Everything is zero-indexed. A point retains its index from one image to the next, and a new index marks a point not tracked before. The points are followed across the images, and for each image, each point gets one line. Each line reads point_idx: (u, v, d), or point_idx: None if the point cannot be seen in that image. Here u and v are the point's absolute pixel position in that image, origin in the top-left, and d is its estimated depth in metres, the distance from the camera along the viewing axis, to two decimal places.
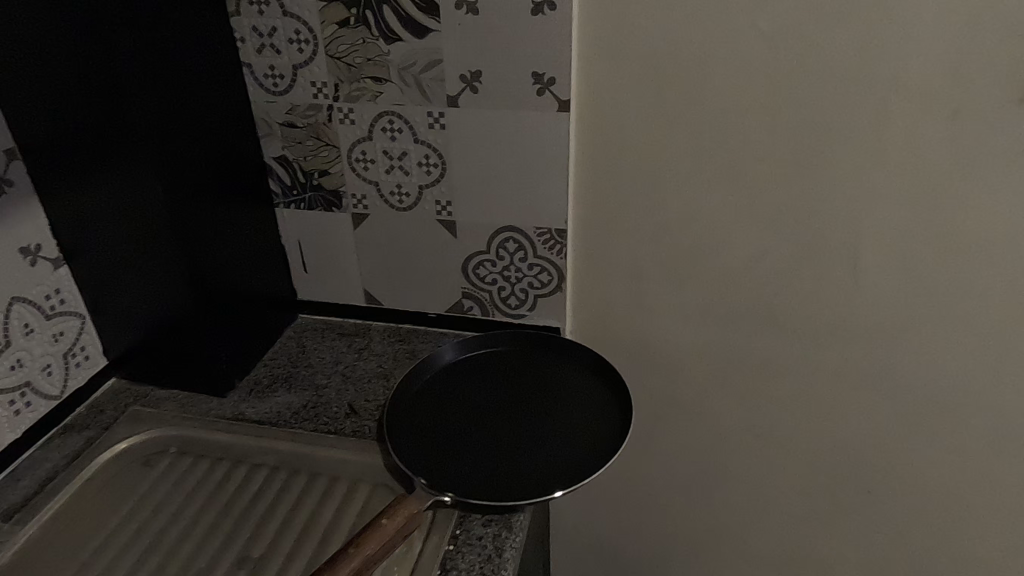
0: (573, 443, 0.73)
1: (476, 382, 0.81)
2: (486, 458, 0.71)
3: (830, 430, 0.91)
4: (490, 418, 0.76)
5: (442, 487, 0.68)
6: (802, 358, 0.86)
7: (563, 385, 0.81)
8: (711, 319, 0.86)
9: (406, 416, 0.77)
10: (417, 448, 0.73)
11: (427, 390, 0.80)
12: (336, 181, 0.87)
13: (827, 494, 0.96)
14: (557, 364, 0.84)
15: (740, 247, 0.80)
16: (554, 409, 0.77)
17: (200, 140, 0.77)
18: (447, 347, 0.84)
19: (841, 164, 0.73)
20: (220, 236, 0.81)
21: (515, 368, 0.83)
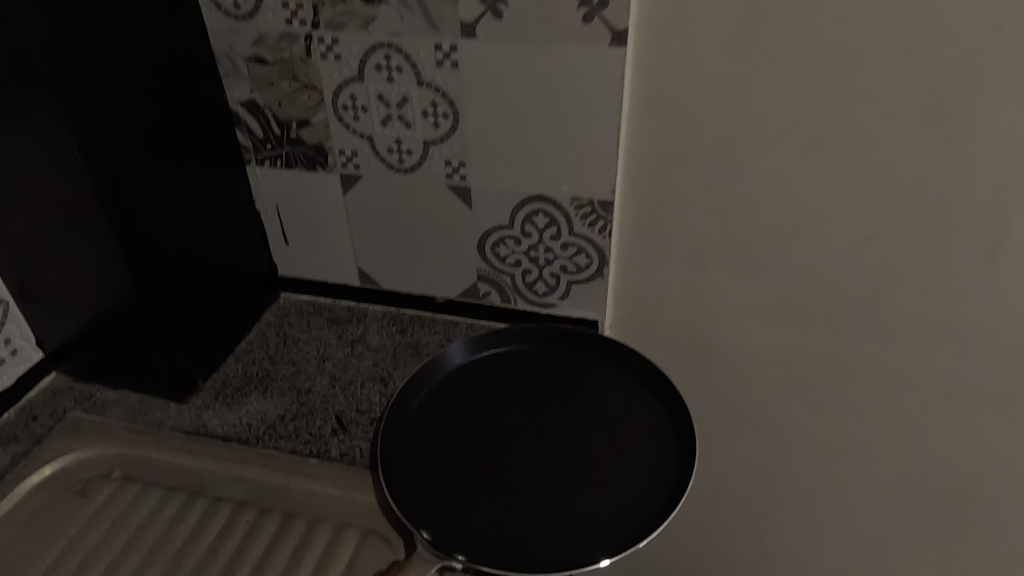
0: (619, 485, 0.57)
1: (494, 394, 0.65)
2: (508, 505, 0.56)
3: (924, 451, 0.74)
4: (512, 447, 0.61)
5: (451, 549, 0.53)
6: (905, 367, 0.69)
7: (604, 402, 0.64)
8: (791, 317, 0.69)
9: (406, 439, 0.61)
10: (421, 487, 0.57)
11: (433, 403, 0.64)
12: (319, 133, 0.68)
13: (908, 519, 0.80)
14: (597, 372, 0.67)
15: (836, 229, 0.62)
16: (593, 436, 0.61)
17: (133, 75, 0.58)
18: (459, 348, 0.68)
19: (994, 123, 0.54)
20: (169, 206, 0.64)
21: (543, 377, 0.67)
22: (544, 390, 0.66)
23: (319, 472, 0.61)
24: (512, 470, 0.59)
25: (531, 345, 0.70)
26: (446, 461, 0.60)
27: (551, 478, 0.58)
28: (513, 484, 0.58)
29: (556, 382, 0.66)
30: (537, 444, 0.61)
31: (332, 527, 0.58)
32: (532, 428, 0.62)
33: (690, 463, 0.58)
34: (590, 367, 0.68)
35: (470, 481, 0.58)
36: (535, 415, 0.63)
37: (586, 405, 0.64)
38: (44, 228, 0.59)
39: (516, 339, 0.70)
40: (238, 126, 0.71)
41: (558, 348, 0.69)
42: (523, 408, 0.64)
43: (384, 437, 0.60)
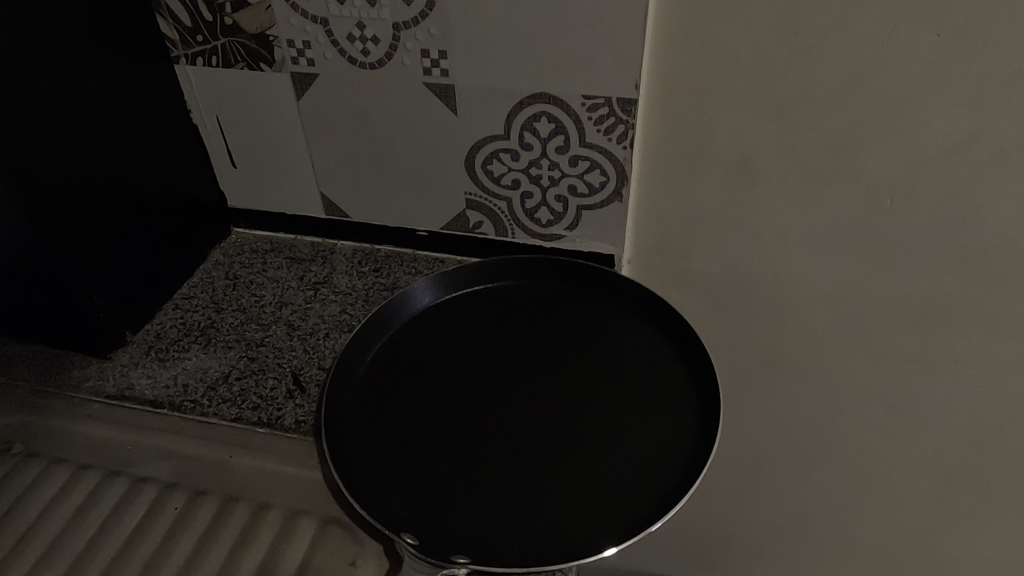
0: (631, 444, 0.46)
1: (469, 342, 0.53)
2: (498, 478, 0.45)
3: (1002, 407, 0.62)
4: (491, 406, 0.49)
5: (432, 541, 0.41)
6: (994, 307, 0.56)
7: (607, 345, 0.52)
8: (856, 246, 0.55)
9: (360, 400, 0.49)
10: (383, 458, 0.46)
11: (392, 357, 0.52)
12: (261, 17, 0.54)
13: (972, 485, 0.69)
14: (597, 311, 0.55)
15: (922, 130, 0.49)
16: (594, 385, 0.49)
17: None
18: (423, 287, 0.56)
19: None
20: (63, 93, 0.48)
21: (528, 319, 0.55)
22: (531, 334, 0.54)
23: (269, 445, 0.50)
24: (496, 434, 0.47)
25: (517, 283, 0.57)
26: (413, 426, 0.48)
27: (546, 441, 0.46)
28: (498, 449, 0.46)
29: (547, 325, 0.54)
30: (526, 401, 0.49)
31: (283, 514, 0.49)
32: (516, 381, 0.50)
33: (715, 406, 0.46)
34: (589, 305, 0.56)
35: (448, 451, 0.46)
36: (522, 364, 0.51)
37: (584, 350, 0.52)
38: None
39: (498, 274, 0.57)
40: (159, 10, 0.56)
41: (548, 286, 0.57)
42: (505, 358, 0.52)
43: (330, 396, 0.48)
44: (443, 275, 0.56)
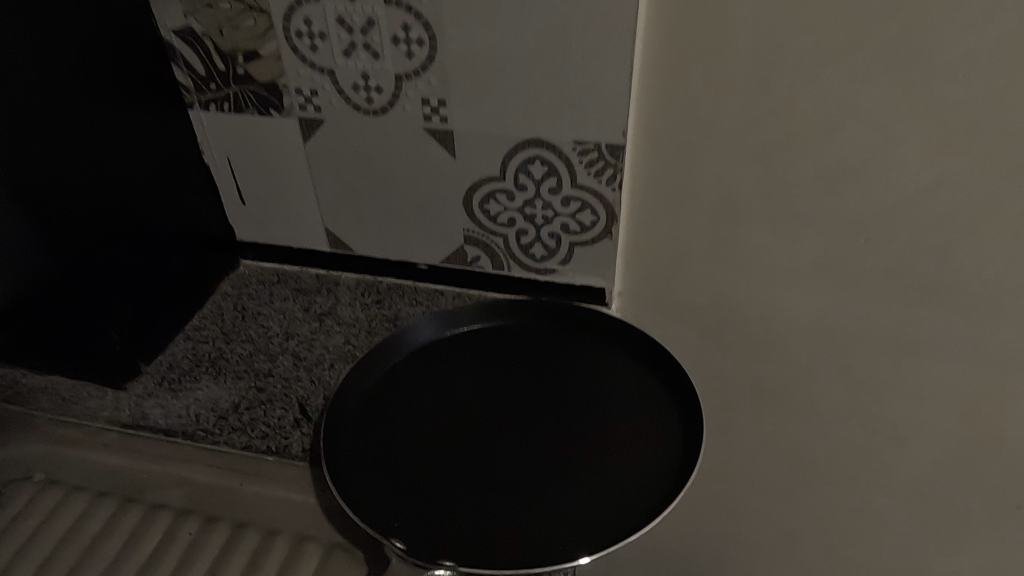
0: (618, 487, 0.47)
1: (464, 379, 0.55)
2: (494, 511, 0.47)
3: (980, 432, 0.65)
4: (487, 439, 0.51)
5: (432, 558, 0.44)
6: (965, 336, 0.59)
7: (594, 378, 0.55)
8: (834, 279, 0.58)
9: (358, 435, 0.51)
10: (380, 486, 0.48)
11: (389, 392, 0.54)
12: (271, 67, 0.57)
13: (955, 507, 0.71)
14: (586, 345, 0.57)
15: (893, 174, 0.52)
16: (584, 418, 0.52)
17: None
18: (421, 323, 0.58)
19: None
20: (82, 142, 0.53)
21: (523, 357, 0.57)
22: (525, 371, 0.56)
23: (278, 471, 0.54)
24: (490, 470, 0.49)
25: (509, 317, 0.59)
26: (409, 461, 0.50)
27: (537, 478, 0.48)
28: (491, 483, 0.48)
29: (543, 360, 0.56)
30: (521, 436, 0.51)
31: (289, 540, 0.53)
32: (512, 415, 0.52)
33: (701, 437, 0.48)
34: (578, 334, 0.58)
35: (446, 485, 0.48)
36: (515, 399, 0.54)
37: (575, 386, 0.54)
38: None
39: (493, 312, 0.59)
40: (175, 61, 0.59)
41: (538, 320, 0.59)
42: (498, 394, 0.54)
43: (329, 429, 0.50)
44: (439, 313, 0.58)
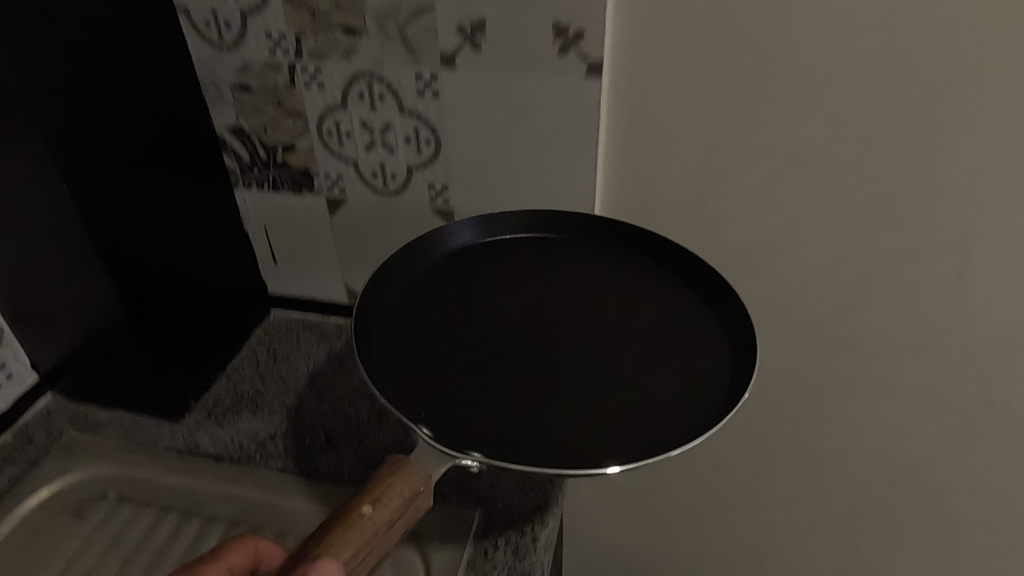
0: (610, 398, 0.57)
1: (508, 299, 0.64)
2: (524, 412, 0.56)
3: (901, 457, 0.76)
4: (508, 349, 0.61)
5: (458, 449, 0.52)
6: (882, 377, 0.71)
7: (638, 311, 0.63)
8: (771, 330, 0.70)
9: (410, 331, 0.62)
10: (410, 367, 0.59)
11: (435, 286, 0.65)
12: (305, 158, 0.70)
13: (886, 520, 0.82)
14: (625, 274, 0.66)
15: (810, 249, 0.64)
16: (625, 365, 0.59)
17: (116, 100, 0.59)
18: (461, 230, 0.67)
19: (963, 148, 0.56)
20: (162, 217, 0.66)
21: (562, 281, 0.66)
22: (544, 294, 0.65)
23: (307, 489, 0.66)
24: (529, 371, 0.59)
25: (552, 236, 0.68)
26: (456, 362, 0.60)
27: (545, 383, 0.58)
28: (503, 384, 0.58)
29: (562, 288, 0.65)
30: (536, 351, 0.60)
31: None
32: (532, 335, 0.62)
33: (749, 370, 0.55)
34: (609, 250, 0.67)
35: (483, 383, 0.58)
36: (554, 322, 0.63)
37: (592, 327, 0.62)
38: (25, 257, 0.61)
39: (536, 227, 0.67)
40: (225, 150, 0.72)
41: (576, 242, 0.67)
42: (539, 325, 0.62)
43: (369, 301, 0.61)
44: (473, 219, 0.67)
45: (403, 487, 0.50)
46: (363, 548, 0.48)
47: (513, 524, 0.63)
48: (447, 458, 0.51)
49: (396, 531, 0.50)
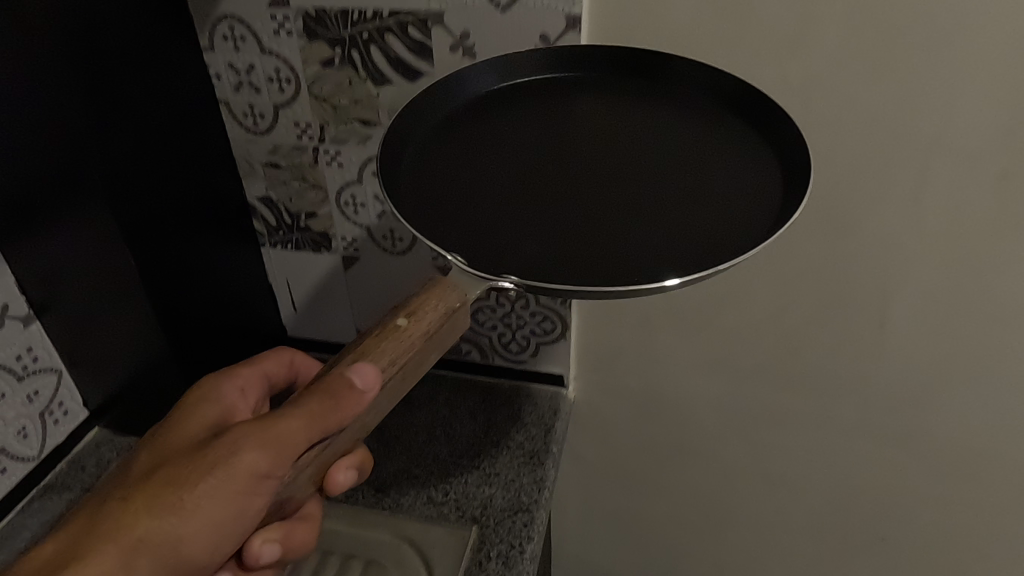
0: (656, 216, 0.59)
1: (526, 129, 0.65)
2: (558, 237, 0.58)
3: (845, 480, 0.87)
4: (543, 174, 0.62)
5: (495, 272, 0.54)
6: (825, 412, 0.81)
7: (662, 130, 0.64)
8: (727, 370, 0.81)
9: (434, 166, 0.62)
10: (445, 227, 0.58)
11: (455, 135, 0.64)
12: (325, 223, 0.81)
13: (837, 537, 0.92)
14: (647, 93, 0.65)
15: (755, 303, 0.75)
16: (651, 168, 0.62)
17: (171, 181, 0.70)
18: (477, 74, 0.65)
19: (875, 223, 0.67)
20: (204, 276, 0.76)
21: (579, 114, 0.65)
22: (578, 134, 0.64)
23: (327, 510, 0.77)
24: (559, 208, 0.60)
25: (565, 75, 0.66)
26: (483, 210, 0.60)
27: (586, 214, 0.59)
28: (544, 221, 0.59)
29: (590, 113, 0.65)
30: (575, 184, 0.61)
31: (340, 558, 0.73)
32: (568, 162, 0.63)
33: (801, 198, 0.55)
34: (624, 83, 0.65)
35: (514, 217, 0.59)
36: (582, 151, 0.63)
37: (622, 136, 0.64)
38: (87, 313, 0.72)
39: (546, 68, 0.65)
40: (254, 215, 0.83)
41: (601, 75, 0.65)
42: (560, 137, 0.64)
43: (405, 178, 0.60)
44: (482, 65, 0.64)
45: (438, 304, 0.53)
46: (403, 354, 0.51)
47: (504, 538, 0.73)
48: (481, 281, 0.53)
49: (433, 344, 0.53)
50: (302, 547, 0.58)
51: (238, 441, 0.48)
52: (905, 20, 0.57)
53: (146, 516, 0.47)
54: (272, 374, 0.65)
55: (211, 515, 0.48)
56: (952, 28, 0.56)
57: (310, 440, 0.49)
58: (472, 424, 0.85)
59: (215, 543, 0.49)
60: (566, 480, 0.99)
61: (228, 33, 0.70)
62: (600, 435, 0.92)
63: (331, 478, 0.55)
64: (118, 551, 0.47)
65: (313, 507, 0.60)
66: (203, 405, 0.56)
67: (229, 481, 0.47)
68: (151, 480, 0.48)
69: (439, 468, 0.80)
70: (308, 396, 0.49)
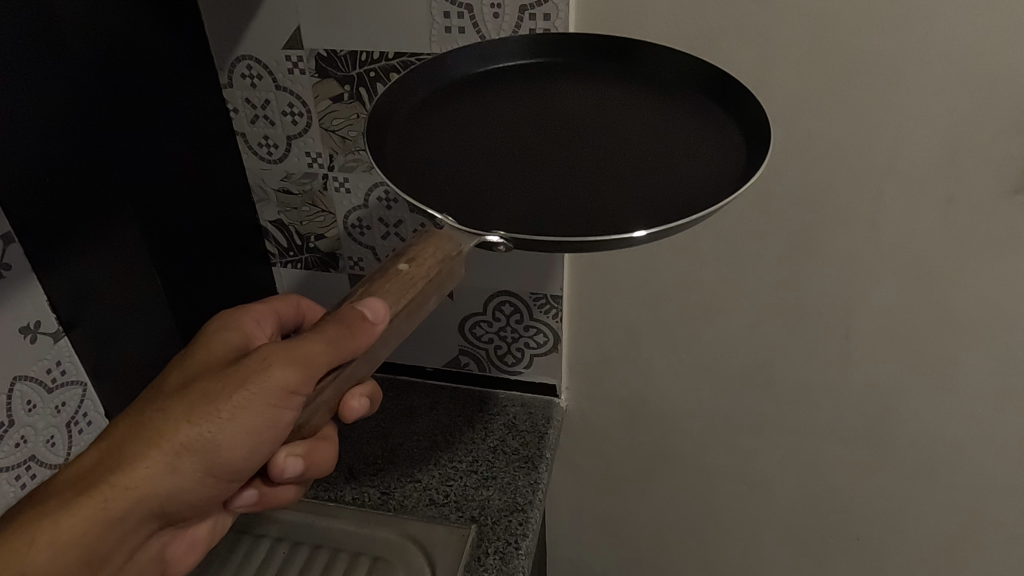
0: (625, 183, 0.62)
1: (507, 103, 0.68)
2: (542, 197, 0.61)
3: (821, 483, 0.92)
4: (518, 145, 0.66)
5: (481, 228, 0.58)
6: (799, 417, 0.87)
7: (637, 105, 0.68)
8: (708, 379, 0.87)
9: (420, 136, 0.65)
10: (424, 190, 0.61)
11: (439, 110, 0.67)
12: (333, 244, 0.87)
13: (815, 538, 0.98)
14: (621, 75, 0.69)
15: (732, 317, 0.81)
16: (627, 138, 0.66)
17: (192, 206, 0.76)
18: (461, 57, 0.68)
19: (837, 242, 0.74)
20: (220, 289, 0.82)
21: (559, 92, 0.69)
22: (553, 112, 0.68)
23: (334, 511, 0.83)
24: (535, 173, 0.63)
25: (544, 59, 0.69)
26: (460, 176, 0.63)
27: (561, 179, 0.63)
28: (518, 184, 0.62)
29: (565, 91, 0.69)
30: (549, 155, 0.65)
31: (349, 555, 0.79)
32: (543, 134, 0.66)
33: (764, 150, 0.59)
34: (600, 65, 0.69)
35: (493, 181, 0.63)
36: (561, 123, 0.67)
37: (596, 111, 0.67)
38: (112, 330, 0.77)
39: (526, 52, 0.69)
40: (266, 237, 0.89)
41: (577, 57, 0.69)
42: (539, 113, 0.68)
43: (392, 145, 0.64)
44: (465, 48, 0.68)
45: (437, 252, 0.58)
46: (406, 294, 0.57)
47: (501, 535, 0.79)
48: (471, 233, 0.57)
49: (434, 286, 0.58)
50: (320, 468, 0.62)
51: (268, 357, 0.52)
52: (856, 65, 0.64)
53: (186, 423, 0.50)
54: (282, 314, 0.69)
55: (248, 423, 0.51)
56: (897, 72, 0.64)
57: (331, 362, 0.54)
58: (470, 432, 0.90)
59: (248, 452, 0.53)
60: (559, 485, 1.04)
61: (247, 71, 0.76)
62: (590, 441, 0.98)
63: (346, 406, 0.59)
64: (162, 456, 0.50)
65: (329, 430, 0.64)
66: (224, 333, 0.60)
67: (262, 393, 0.51)
68: (188, 391, 0.51)
69: (440, 472, 0.86)
70: (327, 324, 0.54)
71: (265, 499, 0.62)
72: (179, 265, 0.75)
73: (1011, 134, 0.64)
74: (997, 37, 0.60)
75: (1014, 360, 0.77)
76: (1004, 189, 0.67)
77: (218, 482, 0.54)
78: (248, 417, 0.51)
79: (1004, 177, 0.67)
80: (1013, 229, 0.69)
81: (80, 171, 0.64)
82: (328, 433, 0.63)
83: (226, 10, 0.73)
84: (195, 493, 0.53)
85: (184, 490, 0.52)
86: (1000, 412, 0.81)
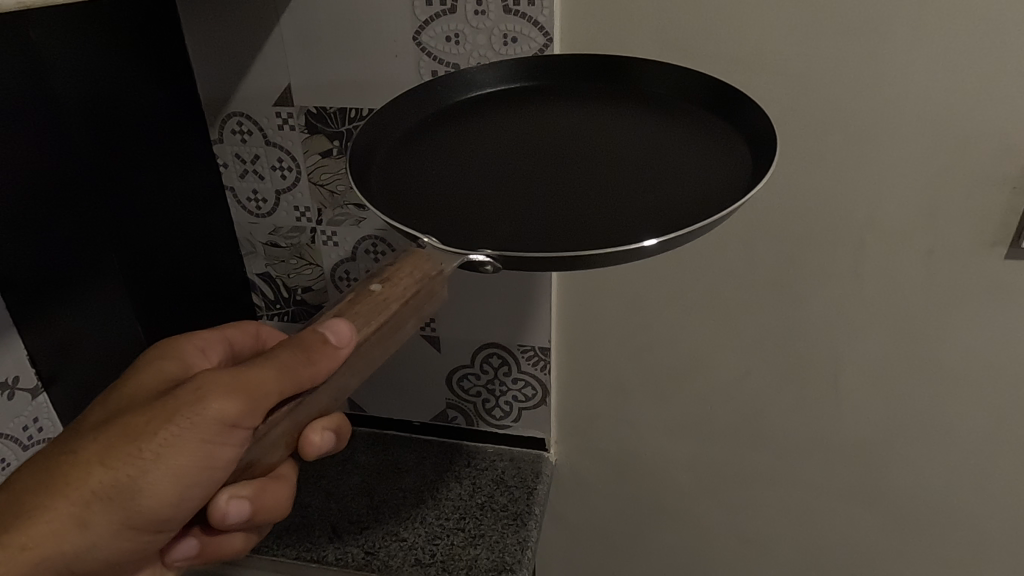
0: (618, 199, 0.60)
1: (490, 130, 0.67)
2: (532, 218, 0.59)
3: (817, 537, 0.90)
4: (507, 164, 0.64)
5: (465, 249, 0.55)
6: (789, 470, 0.86)
7: (630, 121, 0.66)
8: (696, 432, 0.86)
9: (404, 164, 0.64)
10: (410, 210, 0.59)
11: (423, 140, 0.66)
12: (319, 297, 0.87)
13: None
14: (605, 96, 0.68)
15: (721, 368, 0.81)
16: (615, 160, 0.64)
17: (173, 246, 0.74)
18: (450, 83, 0.68)
19: (821, 294, 0.74)
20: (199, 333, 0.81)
21: (550, 112, 0.68)
22: (544, 132, 0.66)
23: None
24: (524, 194, 0.61)
25: (535, 83, 0.69)
26: (449, 197, 0.61)
27: (550, 197, 0.61)
28: (505, 202, 0.61)
29: (556, 112, 0.68)
30: (539, 172, 0.63)
31: None
32: (533, 154, 0.65)
33: (772, 157, 0.56)
34: (584, 88, 0.69)
35: (480, 202, 0.61)
36: (546, 146, 0.65)
37: (590, 129, 0.66)
38: (89, 382, 0.76)
39: (511, 78, 0.68)
40: (253, 289, 0.89)
41: (561, 81, 0.69)
42: (530, 133, 0.66)
43: (376, 172, 0.62)
44: (446, 77, 0.67)
45: (416, 269, 0.56)
46: (377, 314, 0.56)
47: None
48: (454, 254, 0.54)
49: (410, 307, 0.57)
50: (271, 514, 0.59)
51: (204, 387, 0.50)
52: (831, 124, 0.66)
53: (100, 467, 0.49)
54: (235, 342, 0.68)
55: (173, 465, 0.49)
56: (875, 130, 0.65)
57: (282, 393, 0.52)
58: (457, 487, 0.88)
59: (176, 496, 0.51)
60: (547, 541, 1.02)
61: (238, 127, 0.78)
62: (578, 495, 0.96)
63: (306, 440, 0.58)
64: (70, 507, 0.49)
65: (286, 473, 0.62)
66: (165, 361, 0.59)
67: (195, 428, 0.49)
68: (106, 431, 0.49)
69: (426, 530, 0.83)
70: (284, 352, 0.53)
71: (206, 550, 0.60)
72: (160, 307, 0.73)
73: (985, 187, 0.66)
74: (969, 96, 0.62)
75: (1004, 411, 0.77)
76: (981, 242, 0.69)
77: (140, 533, 0.52)
78: (174, 458, 0.49)
79: (983, 231, 0.68)
80: (995, 280, 0.70)
81: (65, 214, 0.64)
82: (282, 472, 0.61)
83: (218, 67, 0.74)
84: (109, 545, 0.51)
85: (95, 545, 0.50)
86: (993, 464, 0.80)
